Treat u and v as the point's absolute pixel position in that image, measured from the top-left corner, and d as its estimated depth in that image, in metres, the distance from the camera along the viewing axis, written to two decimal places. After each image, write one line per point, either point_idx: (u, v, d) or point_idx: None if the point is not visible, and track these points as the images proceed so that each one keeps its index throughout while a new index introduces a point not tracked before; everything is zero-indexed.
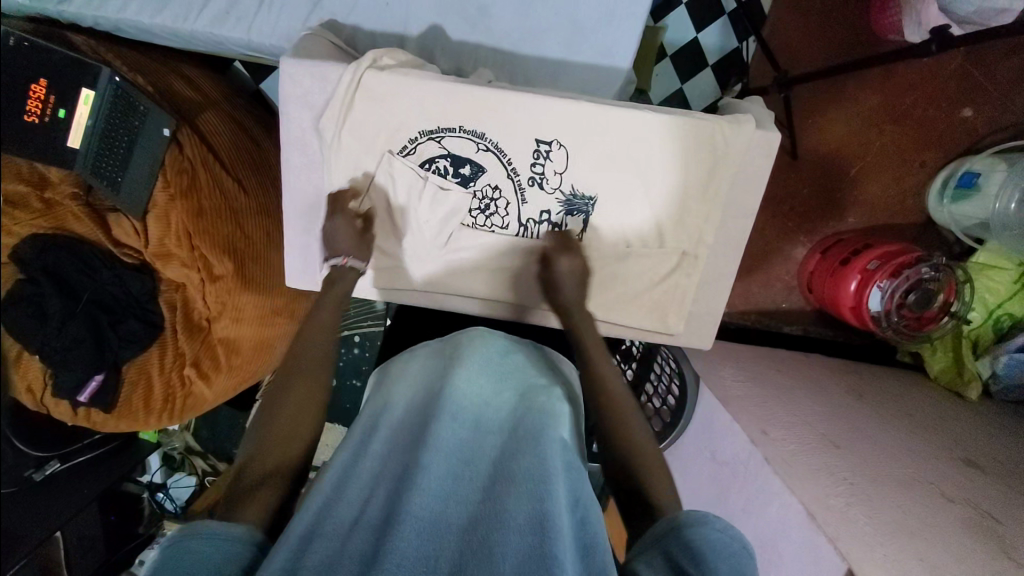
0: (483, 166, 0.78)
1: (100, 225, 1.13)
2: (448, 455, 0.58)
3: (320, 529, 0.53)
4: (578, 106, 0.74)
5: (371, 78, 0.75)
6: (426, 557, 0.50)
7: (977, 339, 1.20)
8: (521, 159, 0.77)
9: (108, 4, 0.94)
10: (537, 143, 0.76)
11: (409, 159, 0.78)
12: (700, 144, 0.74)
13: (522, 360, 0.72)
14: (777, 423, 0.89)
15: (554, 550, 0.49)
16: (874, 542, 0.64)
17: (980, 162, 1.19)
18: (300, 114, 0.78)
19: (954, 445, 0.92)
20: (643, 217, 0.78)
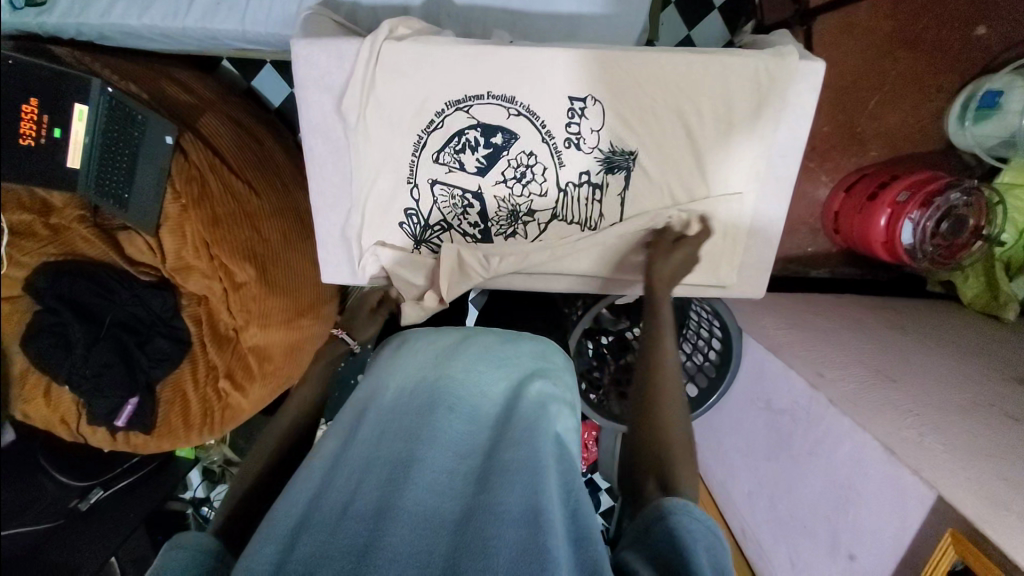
0: (516, 132, 0.75)
1: (112, 246, 1.09)
2: (442, 449, 0.60)
3: (307, 521, 0.55)
4: (609, 57, 0.71)
5: (390, 52, 0.71)
6: (416, 550, 0.52)
7: (1009, 262, 1.20)
8: (555, 120, 0.74)
9: (90, 10, 0.89)
10: (571, 101, 0.73)
11: (438, 134, 0.76)
12: (740, 83, 0.71)
13: (515, 350, 0.73)
14: (831, 363, 0.88)
15: (547, 544, 0.51)
16: (956, 469, 0.63)
17: (1001, 80, 1.16)
18: (318, 98, 0.74)
19: (1005, 366, 0.92)
20: (685, 166, 0.76)
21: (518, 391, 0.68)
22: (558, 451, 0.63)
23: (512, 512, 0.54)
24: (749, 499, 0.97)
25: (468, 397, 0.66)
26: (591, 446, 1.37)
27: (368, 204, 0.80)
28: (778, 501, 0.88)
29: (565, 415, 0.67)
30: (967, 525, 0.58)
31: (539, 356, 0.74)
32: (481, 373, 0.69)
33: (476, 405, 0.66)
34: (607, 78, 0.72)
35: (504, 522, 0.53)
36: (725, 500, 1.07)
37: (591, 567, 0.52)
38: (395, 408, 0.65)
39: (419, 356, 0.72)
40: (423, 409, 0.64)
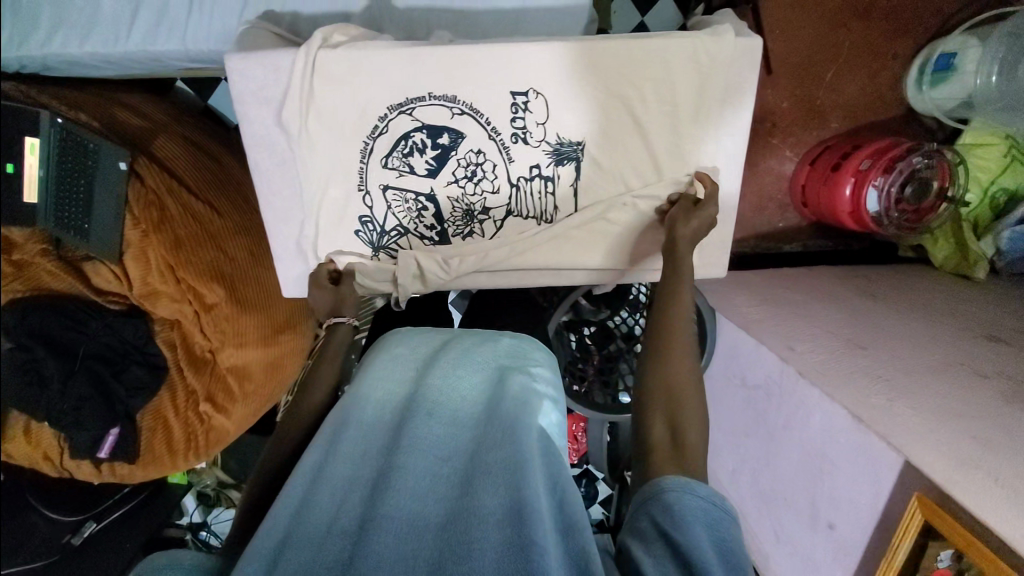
0: (462, 131, 0.75)
1: (78, 277, 1.08)
2: (424, 454, 0.58)
3: (288, 538, 0.52)
4: (547, 49, 0.71)
5: (328, 60, 0.71)
6: (401, 558, 0.50)
7: (977, 221, 1.21)
8: (499, 116, 0.74)
9: (29, 41, 0.87)
10: (513, 96, 0.73)
11: (384, 138, 0.75)
12: (678, 65, 0.71)
13: (495, 350, 0.72)
14: (801, 336, 0.89)
15: (532, 539, 0.50)
16: (925, 431, 0.64)
17: (953, 42, 1.17)
18: (259, 113, 0.74)
19: (975, 324, 0.93)
20: (634, 151, 0.76)
21: (499, 389, 0.65)
22: (544, 444, 0.61)
23: (496, 512, 0.54)
24: (734, 476, 0.98)
25: (449, 400, 0.64)
26: (581, 437, 1.37)
27: (321, 215, 0.79)
28: (761, 476, 0.89)
29: (549, 409, 0.66)
30: (932, 485, 0.59)
31: (520, 353, 0.72)
32: (462, 374, 0.67)
33: (458, 406, 0.64)
34: (547, 70, 0.72)
35: (488, 523, 0.53)
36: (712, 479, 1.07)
37: (579, 558, 0.51)
38: (374, 417, 0.63)
39: (398, 362, 0.69)
40: (403, 416, 0.62)
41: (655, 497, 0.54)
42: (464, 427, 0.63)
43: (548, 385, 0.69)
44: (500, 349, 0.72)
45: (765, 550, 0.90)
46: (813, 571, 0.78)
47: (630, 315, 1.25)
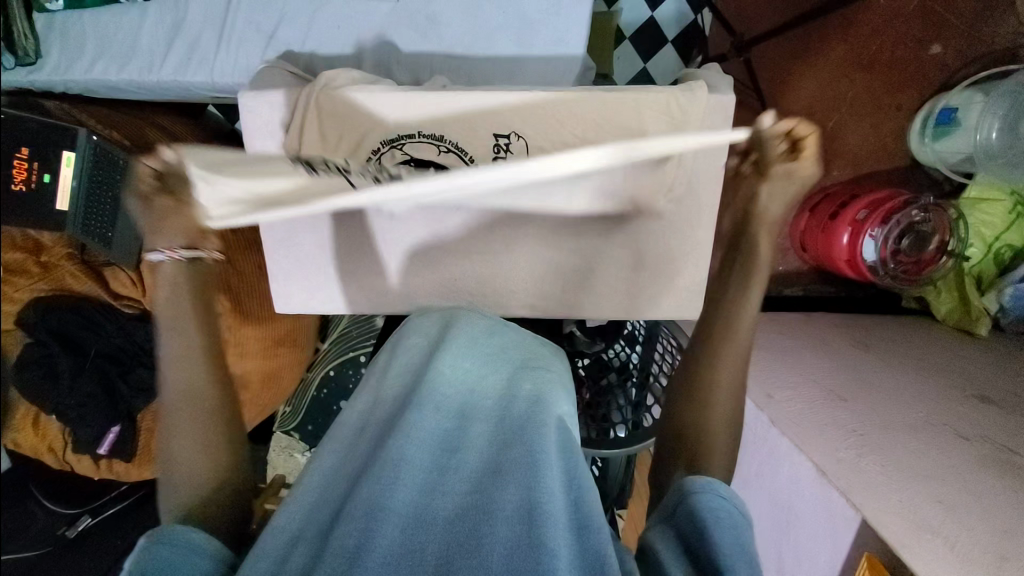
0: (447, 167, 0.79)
1: (98, 281, 1.15)
2: (433, 447, 0.59)
3: (301, 535, 0.54)
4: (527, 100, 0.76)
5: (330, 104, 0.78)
6: (409, 550, 0.51)
7: (980, 275, 1.19)
8: (482, 155, 0.79)
9: (74, 67, 0.97)
10: (496, 138, 0.78)
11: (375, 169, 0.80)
12: (653, 114, 0.75)
13: (507, 344, 0.70)
14: (782, 385, 0.89)
15: (541, 540, 0.51)
16: (889, 490, 0.63)
17: (956, 96, 1.17)
18: (263, 144, 0.81)
19: (966, 383, 0.91)
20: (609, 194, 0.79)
21: (512, 386, 0.65)
22: (563, 438, 0.61)
23: (508, 510, 0.54)
24: None
25: (459, 393, 0.64)
26: None
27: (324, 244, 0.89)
28: None
29: (564, 399, 0.65)
30: (885, 547, 0.58)
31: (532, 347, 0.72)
32: (476, 367, 0.66)
33: (470, 399, 0.64)
34: (528, 121, 0.77)
35: (498, 520, 0.53)
36: None
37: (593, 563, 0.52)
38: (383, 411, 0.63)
39: (407, 355, 0.70)
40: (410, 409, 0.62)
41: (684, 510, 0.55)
42: (477, 422, 0.63)
43: (564, 382, 0.69)
44: (512, 340, 0.72)
45: None
46: None
47: (625, 347, 1.28)
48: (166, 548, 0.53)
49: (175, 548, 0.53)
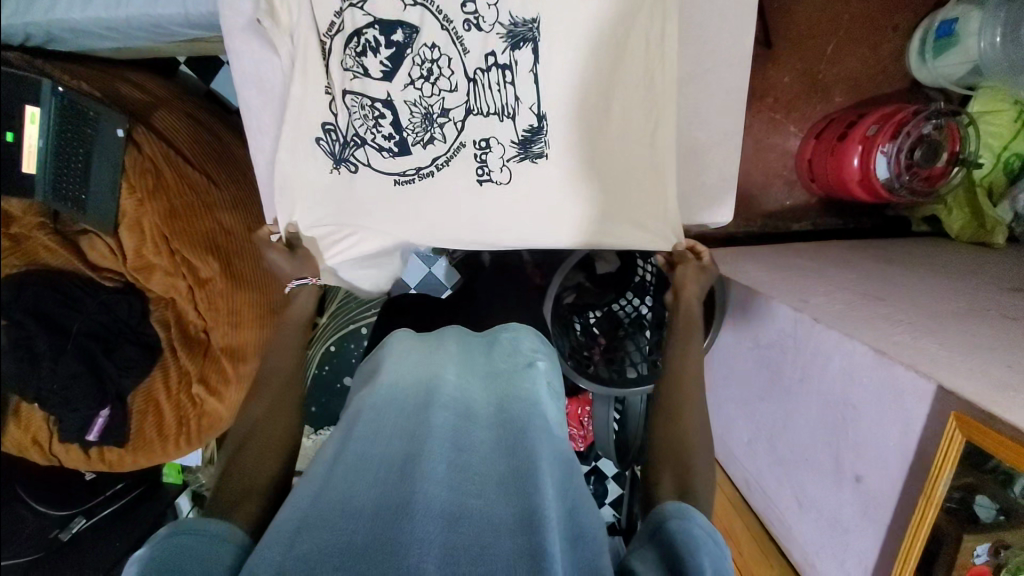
0: (451, 99, 0.84)
1: (73, 251, 1.08)
2: (441, 448, 0.58)
3: (304, 520, 0.51)
4: (550, 117, 0.84)
5: (385, 105, 0.84)
6: (419, 542, 0.49)
7: (991, 186, 1.17)
8: (482, 93, 0.84)
9: (33, 7, 0.88)
10: (495, 64, 0.81)
11: (368, 109, 0.84)
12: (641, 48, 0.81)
13: (506, 352, 0.76)
14: (815, 292, 0.85)
15: (543, 544, 0.48)
16: (956, 360, 0.60)
17: (952, 9, 1.16)
18: (260, 78, 0.85)
19: (999, 279, 0.89)
20: (593, 131, 0.85)
21: (514, 394, 0.67)
22: (557, 448, 0.63)
23: (510, 521, 0.52)
24: (751, 446, 0.93)
25: (463, 398, 0.66)
26: (588, 425, 1.32)
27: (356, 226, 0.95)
28: (778, 440, 0.85)
29: (557, 409, 0.69)
30: (969, 405, 0.54)
31: (533, 353, 0.77)
32: (480, 380, 0.70)
33: (473, 408, 0.66)
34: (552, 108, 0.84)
35: (501, 525, 0.52)
36: (727, 456, 1.03)
37: (587, 563, 0.51)
38: (391, 409, 0.64)
39: (411, 360, 0.72)
40: (420, 411, 0.63)
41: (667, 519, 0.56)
42: (481, 425, 0.64)
43: (551, 380, 0.73)
44: (509, 352, 0.75)
45: (786, 518, 0.85)
46: (840, 534, 0.73)
47: (636, 299, 1.23)
48: (191, 537, 0.53)
49: (201, 536, 0.53)
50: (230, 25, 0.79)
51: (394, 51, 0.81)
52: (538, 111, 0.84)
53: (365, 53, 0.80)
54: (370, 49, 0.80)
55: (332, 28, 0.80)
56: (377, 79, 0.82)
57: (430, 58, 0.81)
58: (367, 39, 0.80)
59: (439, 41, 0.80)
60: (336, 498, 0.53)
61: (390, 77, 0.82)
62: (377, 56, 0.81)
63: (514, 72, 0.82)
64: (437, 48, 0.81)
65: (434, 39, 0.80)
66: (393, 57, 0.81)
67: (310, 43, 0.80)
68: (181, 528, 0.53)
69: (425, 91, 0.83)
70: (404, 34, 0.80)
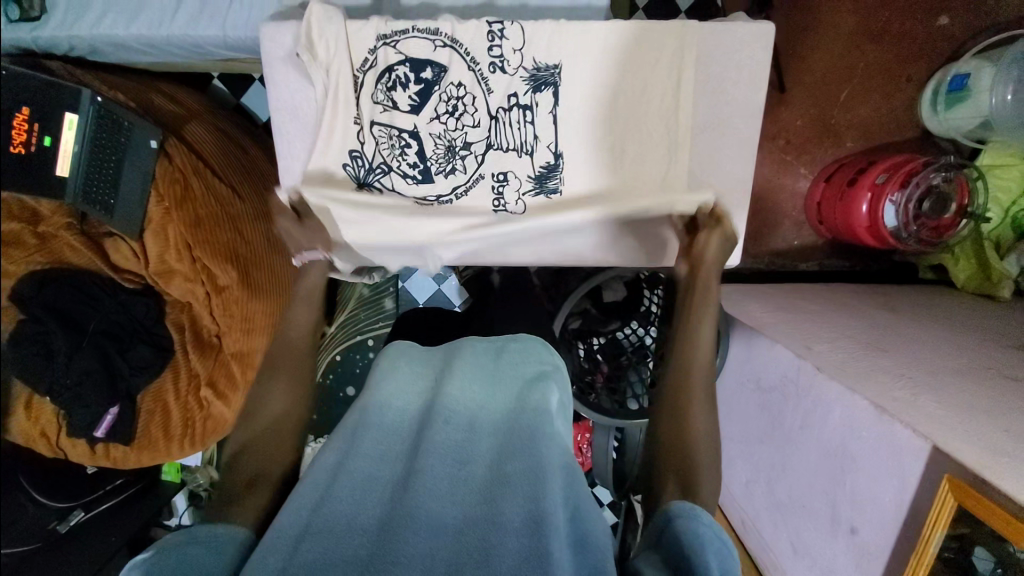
0: (473, 134, 0.88)
1: (99, 254, 1.11)
2: (444, 460, 0.60)
3: (308, 532, 0.53)
4: (566, 155, 0.88)
5: (412, 136, 0.88)
6: (424, 554, 0.52)
7: (998, 240, 1.18)
8: (503, 131, 0.88)
9: (81, 22, 0.92)
10: (517, 104, 0.87)
11: (393, 140, 0.88)
12: (654, 93, 0.85)
13: (513, 355, 0.73)
14: (818, 338, 0.86)
15: (546, 549, 0.51)
16: (953, 421, 0.60)
17: (966, 63, 1.18)
18: (292, 115, 0.89)
19: (1001, 335, 0.90)
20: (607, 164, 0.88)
21: (520, 403, 0.66)
22: (565, 456, 0.62)
23: (517, 523, 0.54)
24: (748, 488, 0.94)
25: (469, 408, 0.66)
26: (587, 452, 1.33)
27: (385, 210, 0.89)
28: (776, 483, 0.85)
29: (563, 418, 0.68)
30: (964, 469, 0.55)
31: (542, 358, 0.74)
32: (484, 383, 0.69)
33: (477, 416, 0.65)
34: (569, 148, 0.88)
35: (506, 528, 0.54)
36: (724, 494, 1.02)
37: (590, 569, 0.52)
38: (392, 425, 0.65)
39: (413, 368, 0.72)
40: (421, 424, 0.65)
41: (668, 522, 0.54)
42: (485, 434, 0.64)
43: (564, 388, 0.72)
44: (518, 357, 0.73)
45: (780, 562, 0.85)
46: None
47: (640, 326, 1.24)
48: (189, 547, 0.53)
49: (195, 546, 0.53)
50: (269, 56, 0.85)
51: (422, 86, 0.86)
52: (554, 152, 0.89)
53: (395, 88, 0.86)
54: (400, 85, 0.86)
55: (365, 62, 0.85)
56: (405, 112, 0.88)
57: (455, 96, 0.87)
58: (397, 76, 0.86)
59: (465, 81, 0.86)
60: (340, 507, 0.56)
61: (418, 111, 0.87)
62: (406, 91, 0.86)
63: (533, 112, 0.87)
64: (464, 87, 0.87)
65: (460, 78, 0.86)
66: (422, 93, 0.87)
67: (344, 72, 0.85)
68: (187, 537, 0.54)
69: (449, 125, 0.88)
70: (433, 72, 0.86)
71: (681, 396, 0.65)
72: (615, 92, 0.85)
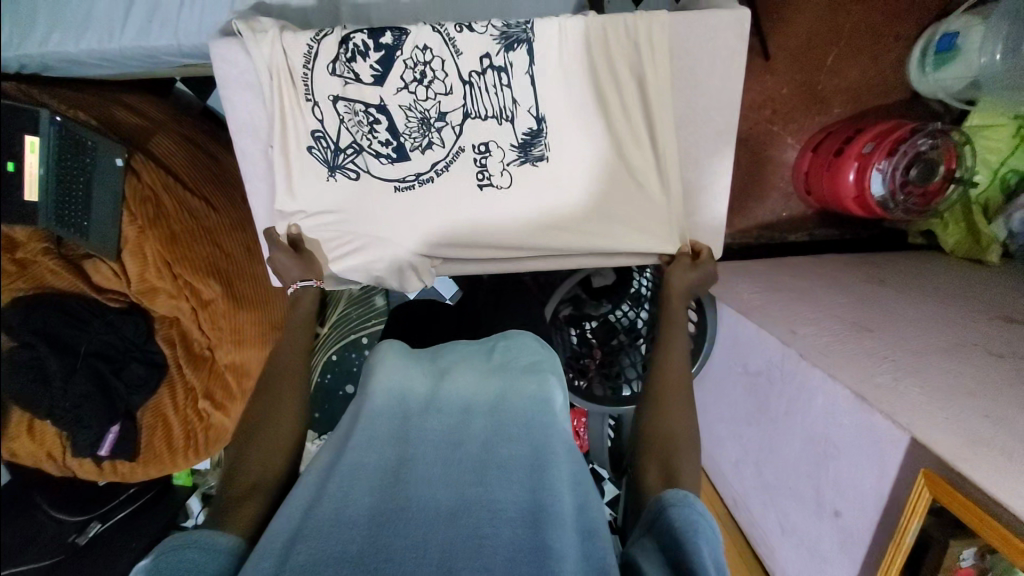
0: (450, 106, 0.79)
1: (80, 275, 1.11)
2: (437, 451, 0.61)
3: (302, 529, 0.54)
4: (549, 119, 0.80)
5: (380, 111, 0.78)
6: (421, 548, 0.52)
7: (987, 204, 1.17)
8: (484, 100, 0.79)
9: (28, 41, 0.88)
10: (493, 66, 0.77)
11: (357, 116, 0.78)
12: (631, 52, 0.77)
13: (504, 350, 0.76)
14: (803, 321, 0.87)
15: (544, 540, 0.52)
16: (932, 408, 0.62)
17: (956, 21, 1.14)
18: (243, 97, 0.78)
19: (987, 306, 0.90)
20: (595, 135, 0.81)
21: (514, 390, 0.68)
22: (562, 440, 0.63)
23: (513, 511, 0.56)
24: (738, 468, 0.96)
25: (462, 401, 0.68)
26: (584, 435, 1.35)
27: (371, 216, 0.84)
28: (764, 466, 0.88)
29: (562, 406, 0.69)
30: (939, 462, 0.57)
31: (535, 351, 0.76)
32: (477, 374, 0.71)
33: (473, 408, 0.67)
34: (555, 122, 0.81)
35: (503, 516, 0.55)
36: (717, 473, 1.05)
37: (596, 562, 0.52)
38: (388, 417, 0.66)
39: (409, 364, 0.73)
40: (417, 417, 0.66)
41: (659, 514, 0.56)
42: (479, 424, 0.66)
43: (557, 376, 0.73)
44: (511, 348, 0.76)
45: (772, 539, 0.88)
46: (820, 564, 0.76)
47: (632, 309, 1.24)
48: (185, 554, 0.52)
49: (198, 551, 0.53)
50: (224, 77, 0.77)
51: (384, 53, 0.75)
52: (536, 115, 0.80)
53: (355, 58, 0.75)
54: (359, 55, 0.75)
55: (321, 33, 0.74)
56: (369, 84, 0.77)
57: (422, 61, 0.76)
58: (356, 45, 0.75)
59: (432, 43, 0.76)
60: (332, 506, 0.55)
61: (382, 81, 0.76)
62: (367, 60, 0.75)
63: (510, 75, 0.77)
64: (431, 50, 0.76)
65: (425, 40, 0.75)
66: (385, 62, 0.76)
67: (298, 43, 0.74)
68: (174, 544, 0.52)
69: (419, 95, 0.78)
70: (394, 36, 0.75)
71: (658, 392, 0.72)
72: (590, 56, 0.78)
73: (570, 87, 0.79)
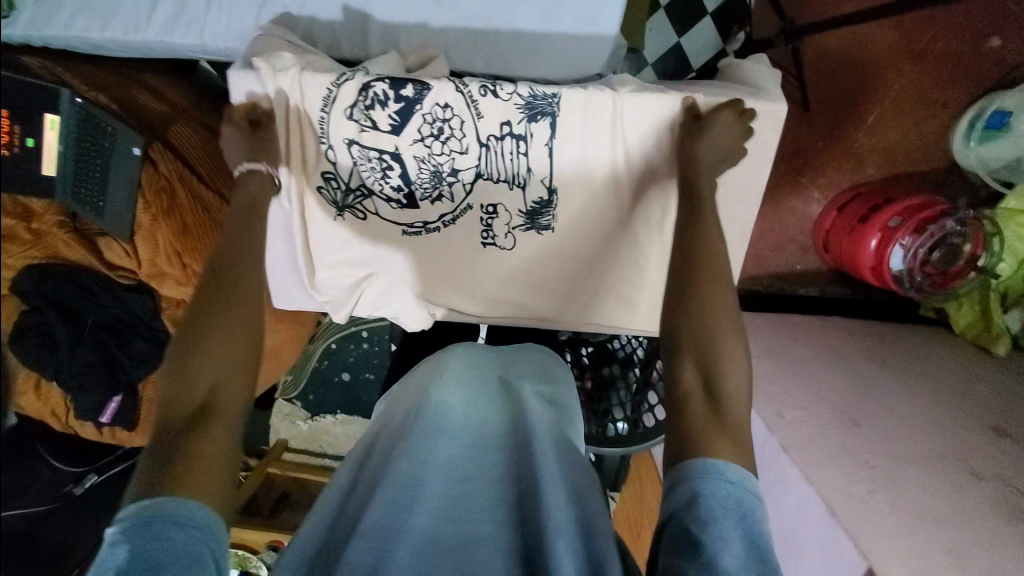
0: (466, 163, 0.78)
1: (91, 250, 1.13)
2: (441, 476, 0.58)
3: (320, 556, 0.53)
4: (561, 191, 0.80)
5: (394, 158, 0.77)
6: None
7: (1006, 292, 1.13)
8: (498, 164, 0.78)
9: (54, 22, 0.87)
10: (512, 132, 0.76)
11: (371, 163, 0.77)
12: (653, 127, 0.75)
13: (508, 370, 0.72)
14: (793, 404, 0.88)
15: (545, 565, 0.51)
16: (894, 534, 0.63)
17: (1012, 98, 1.08)
18: None
19: (983, 410, 0.86)
20: (604, 207, 0.81)
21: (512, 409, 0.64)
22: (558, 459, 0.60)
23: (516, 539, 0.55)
24: None
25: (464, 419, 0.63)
26: None
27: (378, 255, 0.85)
28: None
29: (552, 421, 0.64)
30: None
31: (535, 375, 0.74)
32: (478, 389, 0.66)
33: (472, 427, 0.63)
34: (568, 189, 0.80)
35: (504, 546, 0.55)
36: None
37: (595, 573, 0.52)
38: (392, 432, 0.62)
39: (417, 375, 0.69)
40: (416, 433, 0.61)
41: (686, 482, 0.51)
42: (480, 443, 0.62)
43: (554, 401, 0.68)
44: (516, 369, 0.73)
45: None
46: None
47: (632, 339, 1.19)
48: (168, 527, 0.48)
49: (186, 530, 0.48)
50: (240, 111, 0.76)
51: (403, 104, 0.74)
52: (548, 185, 0.80)
53: (373, 106, 0.74)
54: (378, 104, 0.74)
55: (341, 77, 0.73)
56: (385, 132, 0.75)
57: (441, 118, 0.75)
58: (375, 93, 0.73)
59: (454, 102, 0.74)
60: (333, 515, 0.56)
61: (399, 131, 0.75)
62: (386, 110, 0.74)
63: (528, 144, 0.77)
64: (451, 107, 0.75)
65: (446, 98, 0.74)
66: (403, 112, 0.74)
67: (315, 85, 0.73)
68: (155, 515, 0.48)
69: (434, 149, 0.77)
70: (415, 89, 0.73)
71: (698, 325, 0.60)
72: (614, 128, 0.76)
73: (586, 160, 0.78)
